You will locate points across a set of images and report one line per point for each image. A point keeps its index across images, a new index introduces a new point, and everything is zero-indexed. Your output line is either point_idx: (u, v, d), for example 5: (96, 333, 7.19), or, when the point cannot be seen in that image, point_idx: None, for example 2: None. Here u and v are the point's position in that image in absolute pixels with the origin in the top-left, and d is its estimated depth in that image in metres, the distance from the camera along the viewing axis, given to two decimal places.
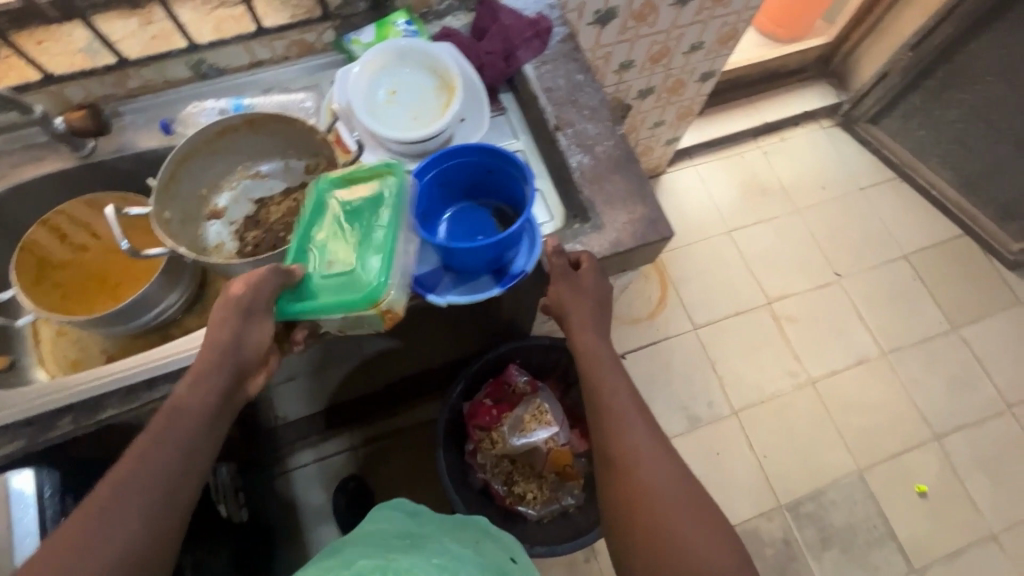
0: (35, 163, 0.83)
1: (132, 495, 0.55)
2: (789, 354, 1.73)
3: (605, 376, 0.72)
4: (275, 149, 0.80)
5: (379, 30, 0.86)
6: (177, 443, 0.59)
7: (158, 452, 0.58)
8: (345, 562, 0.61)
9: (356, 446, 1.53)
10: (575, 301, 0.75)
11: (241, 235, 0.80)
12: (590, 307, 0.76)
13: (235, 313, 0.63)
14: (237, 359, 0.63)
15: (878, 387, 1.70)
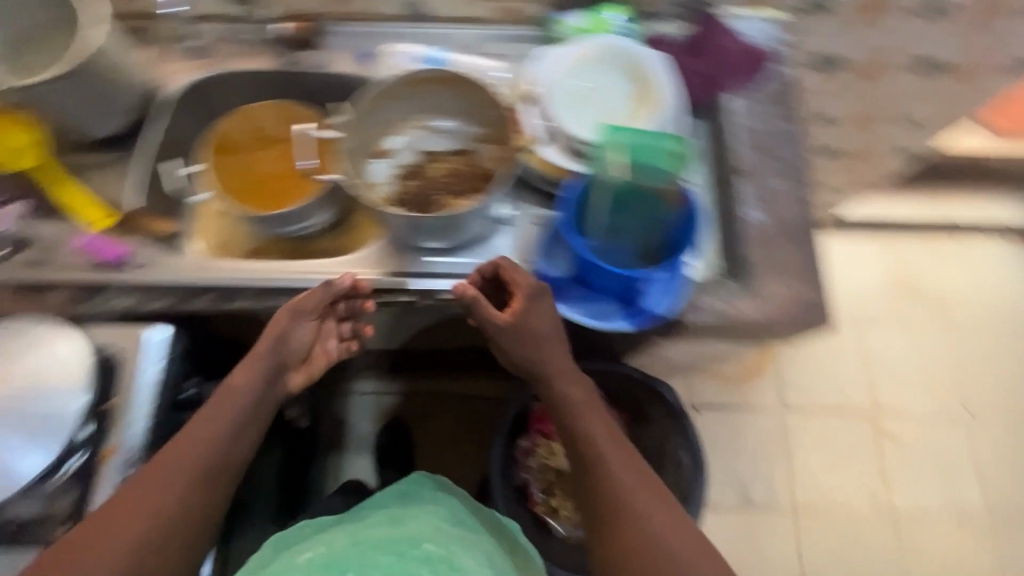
0: (246, 58, 0.89)
1: (164, 473, 0.64)
2: (878, 475, 1.56)
3: (587, 423, 0.73)
4: (455, 109, 0.81)
5: (591, 18, 0.83)
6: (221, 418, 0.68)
7: (203, 427, 0.67)
8: (413, 540, 0.78)
9: (411, 393, 1.60)
10: (526, 345, 0.72)
11: (402, 181, 0.81)
12: (537, 342, 0.72)
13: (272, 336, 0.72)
14: (282, 353, 0.73)
15: (966, 547, 1.50)
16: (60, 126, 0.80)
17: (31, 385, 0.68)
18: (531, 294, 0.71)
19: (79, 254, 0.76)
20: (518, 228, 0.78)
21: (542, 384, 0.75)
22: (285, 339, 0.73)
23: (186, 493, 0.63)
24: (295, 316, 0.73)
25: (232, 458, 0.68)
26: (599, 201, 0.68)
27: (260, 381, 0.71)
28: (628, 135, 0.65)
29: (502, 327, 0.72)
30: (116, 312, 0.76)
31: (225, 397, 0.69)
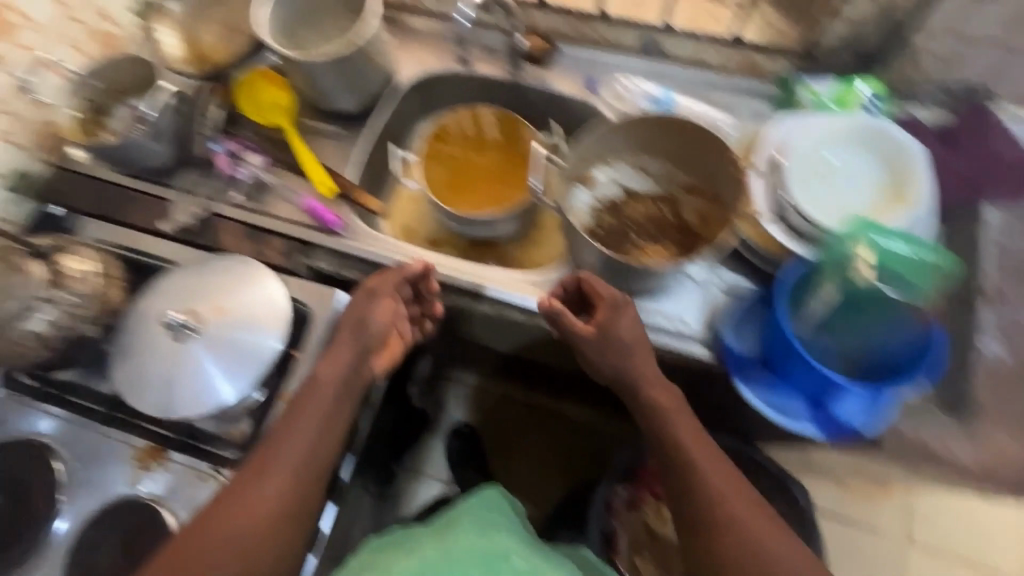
0: (477, 60, 0.93)
1: (254, 481, 0.64)
2: None
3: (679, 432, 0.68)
4: (673, 156, 0.79)
5: (841, 88, 0.77)
6: (315, 404, 0.68)
7: (296, 415, 0.67)
8: (501, 554, 0.73)
9: (509, 399, 1.64)
10: (611, 354, 0.70)
11: (598, 214, 0.79)
12: (621, 351, 0.70)
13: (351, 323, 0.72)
14: (363, 340, 0.72)
15: None
16: (310, 96, 0.88)
17: (242, 319, 0.75)
18: (616, 304, 0.69)
19: (302, 213, 0.84)
20: (711, 291, 0.75)
21: (630, 393, 0.70)
22: (363, 339, 0.72)
23: (281, 483, 0.64)
24: (372, 309, 0.73)
25: (325, 441, 0.68)
26: (826, 289, 0.62)
27: (345, 376, 0.70)
28: (889, 236, 0.57)
29: (586, 335, 0.69)
30: (316, 271, 0.83)
31: (311, 397, 0.68)
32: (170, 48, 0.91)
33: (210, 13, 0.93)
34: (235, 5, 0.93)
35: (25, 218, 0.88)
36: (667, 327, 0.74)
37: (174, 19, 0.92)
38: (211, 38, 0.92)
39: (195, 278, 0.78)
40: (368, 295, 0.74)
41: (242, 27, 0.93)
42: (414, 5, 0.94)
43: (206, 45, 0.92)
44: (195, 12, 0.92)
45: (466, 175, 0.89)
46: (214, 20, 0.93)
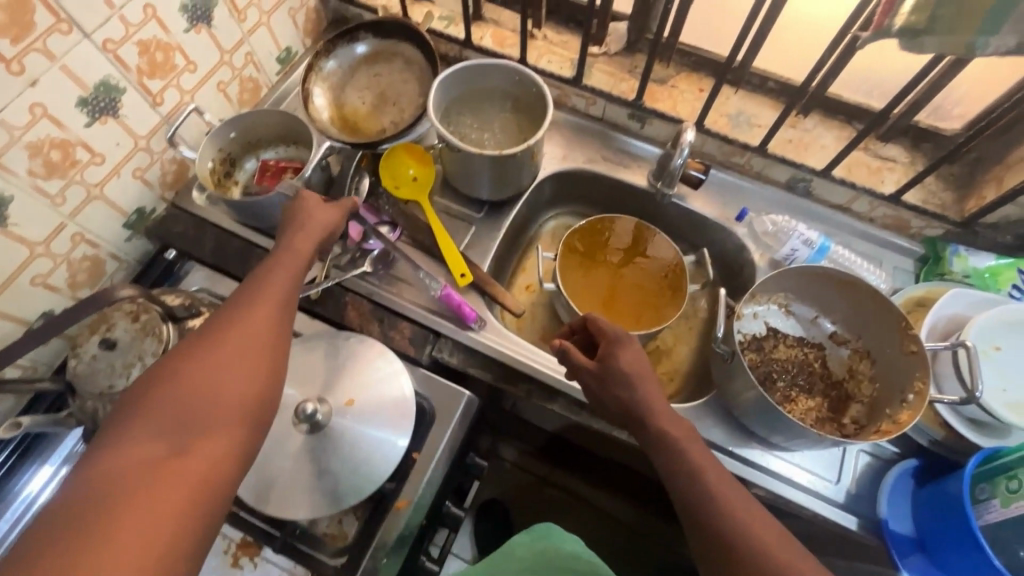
0: (618, 165, 0.92)
1: (185, 365, 0.47)
2: None
3: (708, 479, 0.55)
4: (826, 304, 0.77)
5: (997, 266, 0.77)
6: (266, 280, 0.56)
7: (243, 292, 0.55)
8: None
9: (546, 481, 1.53)
10: (611, 386, 0.64)
11: (742, 348, 0.77)
12: (625, 381, 0.63)
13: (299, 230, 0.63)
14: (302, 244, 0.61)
15: None
16: (453, 179, 0.86)
17: (372, 412, 0.70)
18: (619, 339, 0.66)
19: (435, 298, 0.80)
20: (859, 454, 0.72)
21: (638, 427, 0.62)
22: (294, 245, 0.61)
23: (223, 343, 0.49)
24: (296, 228, 0.63)
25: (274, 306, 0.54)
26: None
27: (302, 252, 0.61)
28: None
29: (590, 367, 0.65)
30: (439, 362, 0.79)
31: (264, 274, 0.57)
32: (320, 108, 0.90)
33: (361, 79, 0.93)
34: (387, 75, 0.93)
35: (137, 255, 0.84)
36: (810, 485, 0.71)
37: (325, 79, 0.91)
38: (358, 103, 0.92)
39: (322, 354, 0.73)
40: (291, 222, 0.64)
41: (392, 99, 0.92)
42: (561, 100, 0.94)
43: (352, 109, 0.92)
44: (348, 73, 0.93)
45: (599, 283, 0.88)
46: (364, 85, 0.93)
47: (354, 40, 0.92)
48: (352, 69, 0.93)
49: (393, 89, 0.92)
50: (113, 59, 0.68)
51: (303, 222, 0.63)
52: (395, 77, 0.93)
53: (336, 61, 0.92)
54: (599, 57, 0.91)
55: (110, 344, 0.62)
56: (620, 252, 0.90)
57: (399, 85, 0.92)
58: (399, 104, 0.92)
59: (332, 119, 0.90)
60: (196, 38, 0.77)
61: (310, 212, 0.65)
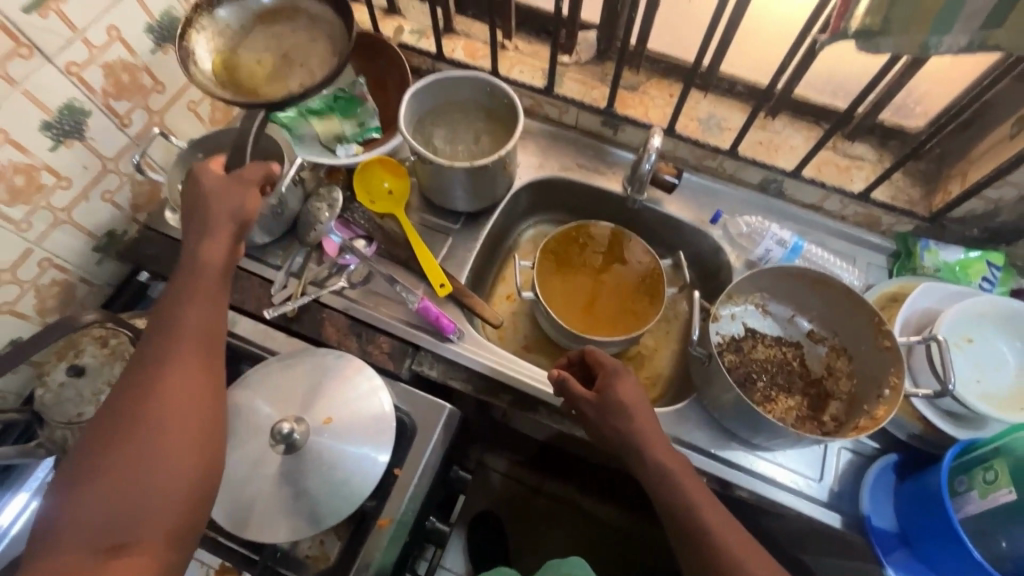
0: (593, 171, 0.92)
1: (115, 436, 0.48)
2: None
3: (703, 513, 0.56)
4: (802, 303, 0.78)
5: (966, 259, 0.79)
6: (178, 318, 0.54)
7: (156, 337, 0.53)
8: None
9: (538, 491, 1.53)
10: (610, 417, 0.63)
11: (721, 349, 0.77)
12: (623, 413, 0.62)
13: (196, 241, 0.58)
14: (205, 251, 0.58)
15: None
16: (428, 192, 0.86)
17: (357, 438, 0.68)
18: (616, 371, 0.65)
19: (414, 312, 0.79)
20: (840, 451, 0.72)
21: (615, 428, 0.62)
22: (197, 258, 0.57)
23: (146, 402, 0.49)
24: (198, 241, 0.58)
25: (189, 349, 0.53)
26: (1006, 492, 0.57)
27: (204, 275, 0.57)
28: None
29: (589, 398, 0.64)
30: (419, 375, 0.79)
31: (175, 313, 0.54)
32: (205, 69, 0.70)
33: (259, 37, 0.74)
34: (291, 32, 0.75)
35: (108, 278, 0.82)
36: (794, 486, 0.71)
37: (209, 33, 0.72)
38: (273, 89, 0.72)
39: (302, 376, 0.72)
40: (193, 231, 0.59)
41: (299, 59, 0.74)
42: (534, 109, 0.95)
43: (250, 71, 0.73)
44: (241, 29, 0.74)
45: (578, 290, 0.88)
46: (263, 45, 0.75)
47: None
48: (245, 23, 0.74)
49: (301, 48, 0.75)
50: (77, 82, 0.67)
51: (204, 224, 0.58)
52: (302, 36, 0.76)
53: (225, 12, 0.73)
54: (570, 65, 0.92)
55: (78, 371, 0.61)
56: (598, 259, 0.89)
57: (308, 45, 0.75)
58: (309, 66, 0.74)
59: (225, 85, 0.70)
60: (163, 58, 0.77)
61: (211, 208, 0.59)
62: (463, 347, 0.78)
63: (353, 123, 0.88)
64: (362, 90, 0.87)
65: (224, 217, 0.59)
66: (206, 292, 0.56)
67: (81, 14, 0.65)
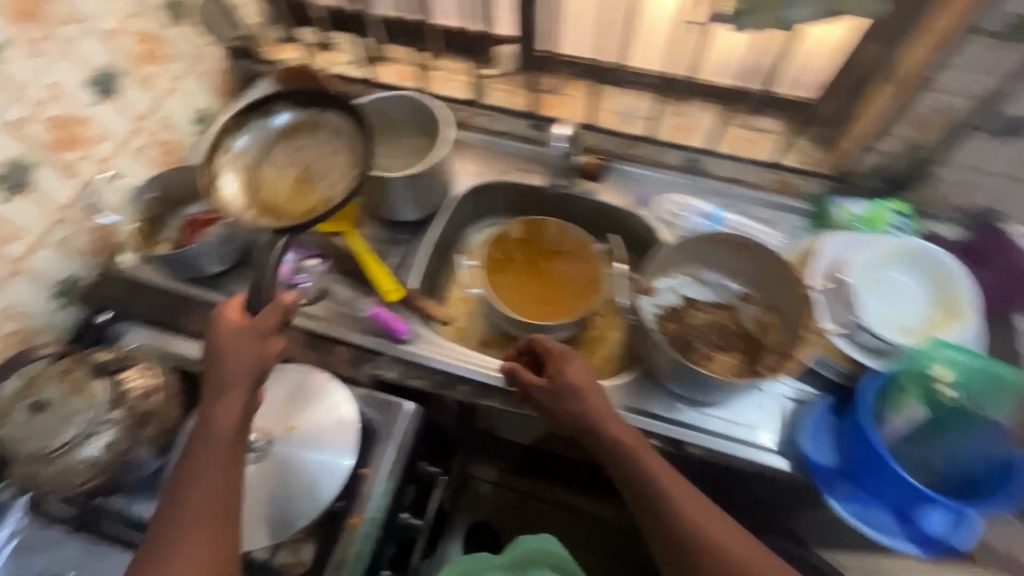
0: (529, 172, 0.98)
1: None
2: None
3: (663, 484, 0.62)
4: (730, 268, 0.83)
5: (873, 209, 0.85)
6: (197, 472, 0.56)
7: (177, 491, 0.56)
8: None
9: (530, 495, 1.56)
10: (564, 400, 0.68)
11: (662, 320, 0.82)
12: (574, 396, 0.68)
13: (218, 387, 0.60)
14: (224, 386, 0.60)
15: None
16: (373, 207, 0.91)
17: (312, 433, 0.72)
18: (563, 354, 0.71)
19: (369, 319, 0.83)
20: (782, 401, 0.76)
21: (575, 419, 0.67)
22: (214, 419, 0.59)
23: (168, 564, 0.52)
24: (219, 389, 0.60)
25: (204, 504, 0.55)
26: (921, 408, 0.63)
27: (228, 421, 0.59)
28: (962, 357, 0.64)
29: (541, 384, 0.70)
30: (380, 379, 0.82)
31: (196, 462, 0.57)
32: (230, 194, 0.82)
33: (280, 154, 0.85)
34: (309, 145, 0.84)
35: (68, 324, 0.85)
36: (741, 438, 0.75)
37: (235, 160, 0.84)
38: (291, 204, 0.81)
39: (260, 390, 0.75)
40: (214, 378, 0.61)
41: (319, 172, 0.83)
42: (467, 121, 1.01)
43: (273, 188, 0.83)
44: (265, 149, 0.86)
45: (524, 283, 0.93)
46: (285, 161, 0.85)
47: (272, 111, 0.86)
48: (269, 143, 0.86)
49: (318, 159, 0.83)
50: (21, 138, 0.72)
51: (221, 385, 0.60)
52: (321, 145, 0.84)
53: (250, 136, 0.85)
54: (495, 77, 0.99)
55: (40, 406, 0.65)
56: (541, 249, 0.94)
57: (326, 155, 0.83)
58: (327, 178, 0.81)
59: (250, 204, 0.82)
60: (105, 109, 0.82)
61: (226, 367, 0.61)
62: (417, 348, 0.82)
63: None
64: None
65: (237, 375, 0.61)
66: (227, 455, 0.58)
67: (20, 75, 0.70)
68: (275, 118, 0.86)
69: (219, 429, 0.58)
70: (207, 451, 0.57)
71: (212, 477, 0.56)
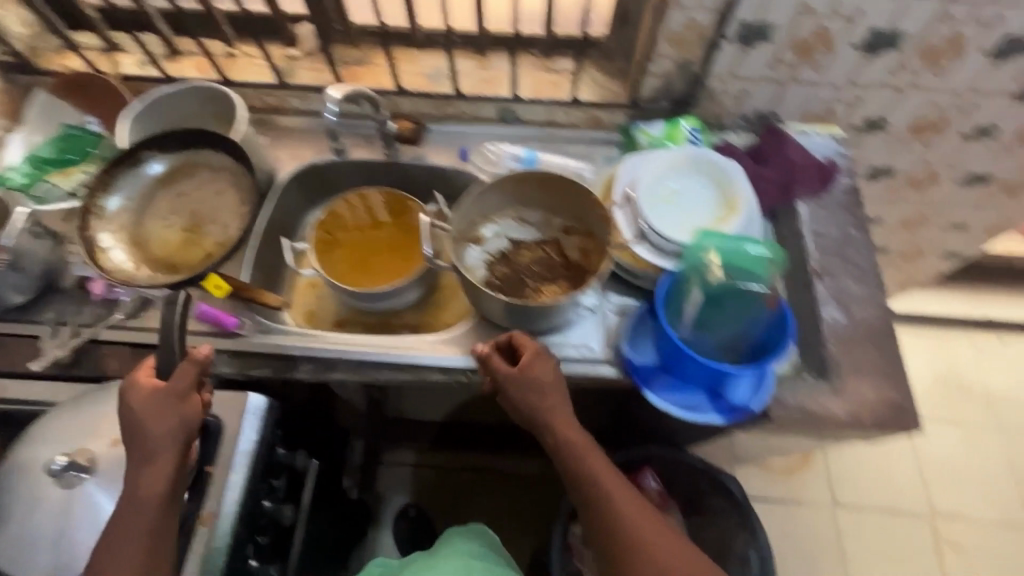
0: (353, 147, 0.98)
1: None
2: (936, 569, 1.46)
3: (593, 466, 0.68)
4: (547, 204, 0.88)
5: (669, 127, 0.91)
6: (129, 535, 0.60)
7: (110, 554, 0.60)
8: None
9: (452, 468, 1.56)
10: (524, 392, 0.71)
11: (492, 266, 0.86)
12: (534, 392, 0.71)
13: (141, 452, 0.63)
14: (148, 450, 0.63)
15: None
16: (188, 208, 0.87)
17: None
18: (540, 351, 0.72)
19: (198, 320, 0.81)
20: (608, 315, 0.82)
21: (532, 411, 0.70)
22: (138, 489, 0.62)
23: None
24: (145, 458, 0.62)
25: (132, 567, 0.59)
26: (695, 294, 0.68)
27: (161, 489, 0.62)
28: (723, 243, 0.67)
29: (512, 377, 0.71)
30: (222, 376, 0.80)
31: (124, 528, 0.61)
32: (116, 256, 0.84)
33: (163, 205, 0.89)
34: (191, 192, 0.89)
35: None
36: (575, 357, 0.79)
37: (112, 219, 0.86)
38: (191, 254, 0.86)
39: (83, 413, 0.71)
40: (140, 445, 0.63)
41: (208, 217, 0.89)
42: (281, 106, 0.99)
43: (162, 240, 0.88)
44: (142, 201, 0.88)
45: (357, 255, 0.94)
46: (169, 210, 0.89)
47: (140, 160, 0.86)
48: (146, 194, 0.88)
49: (204, 204, 0.89)
50: None
51: (147, 453, 0.63)
52: (204, 189, 0.90)
53: (121, 192, 0.86)
54: (301, 58, 0.98)
55: None
56: (370, 221, 0.96)
57: (211, 198, 0.90)
58: (217, 220, 0.89)
59: (143, 262, 0.85)
60: None
61: (148, 436, 0.63)
62: (253, 338, 0.81)
63: (96, 163, 0.90)
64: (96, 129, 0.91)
65: (160, 443, 0.63)
66: (155, 523, 0.62)
67: None
68: (141, 167, 0.87)
69: (147, 495, 0.62)
70: (136, 513, 0.61)
71: (140, 539, 0.60)
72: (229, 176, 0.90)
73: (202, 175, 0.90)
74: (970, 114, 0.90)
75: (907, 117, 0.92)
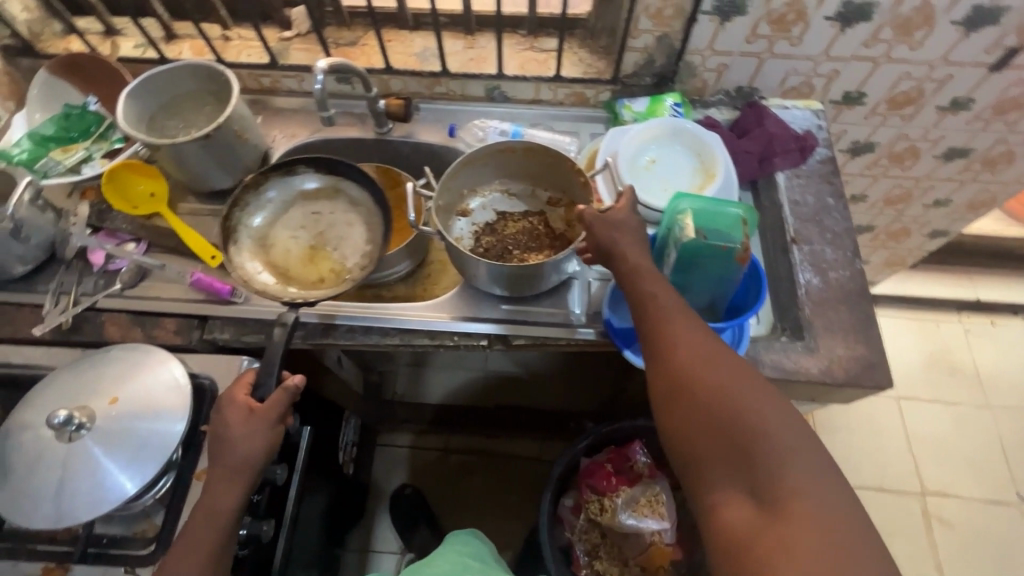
0: (345, 126, 1.01)
1: None
2: (928, 546, 1.47)
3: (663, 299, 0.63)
4: (534, 177, 0.90)
5: (652, 103, 0.94)
6: (204, 542, 0.64)
7: (185, 555, 0.63)
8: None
9: (448, 450, 1.58)
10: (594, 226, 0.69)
11: (478, 236, 0.89)
12: (607, 225, 0.68)
13: (229, 471, 0.66)
14: (225, 462, 0.66)
15: None
16: (184, 181, 0.90)
17: (137, 404, 0.72)
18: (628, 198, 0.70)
19: (192, 288, 0.84)
20: (590, 282, 0.85)
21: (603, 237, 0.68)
22: (221, 503, 0.65)
23: None
24: (235, 475, 0.66)
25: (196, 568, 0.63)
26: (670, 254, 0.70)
27: (236, 500, 0.66)
28: (693, 202, 0.69)
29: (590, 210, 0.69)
30: (215, 342, 0.82)
31: (198, 531, 0.65)
32: (240, 253, 0.86)
33: (297, 216, 0.91)
34: (328, 214, 0.92)
35: None
36: (557, 320, 0.82)
37: (253, 217, 0.88)
38: (303, 270, 0.89)
39: (84, 374, 0.75)
40: (226, 461, 0.67)
41: (331, 241, 0.91)
42: (275, 87, 1.02)
43: (285, 248, 0.90)
44: (284, 208, 0.91)
45: None
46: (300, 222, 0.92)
47: (296, 173, 0.87)
48: (288, 202, 0.91)
49: (334, 230, 0.91)
50: None
51: (234, 471, 0.66)
52: (340, 216, 0.92)
53: (274, 191, 0.89)
54: (294, 39, 1.00)
55: None
56: None
57: (343, 227, 0.92)
58: (341, 249, 0.91)
59: (263, 264, 0.88)
60: None
61: (238, 457, 0.67)
62: (247, 306, 0.84)
63: (97, 142, 0.93)
64: (96, 108, 0.95)
65: (242, 466, 0.67)
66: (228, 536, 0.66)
67: None
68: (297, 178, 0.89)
69: (223, 510, 0.66)
70: (211, 518, 0.65)
71: (210, 543, 0.64)
72: (364, 212, 0.91)
73: (339, 202, 0.92)
74: (946, 85, 0.92)
75: (884, 90, 0.94)
